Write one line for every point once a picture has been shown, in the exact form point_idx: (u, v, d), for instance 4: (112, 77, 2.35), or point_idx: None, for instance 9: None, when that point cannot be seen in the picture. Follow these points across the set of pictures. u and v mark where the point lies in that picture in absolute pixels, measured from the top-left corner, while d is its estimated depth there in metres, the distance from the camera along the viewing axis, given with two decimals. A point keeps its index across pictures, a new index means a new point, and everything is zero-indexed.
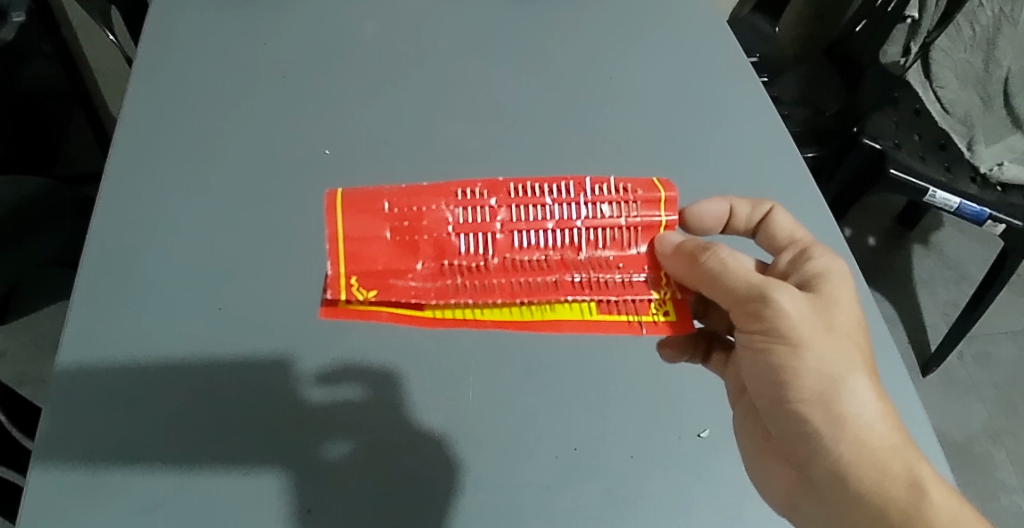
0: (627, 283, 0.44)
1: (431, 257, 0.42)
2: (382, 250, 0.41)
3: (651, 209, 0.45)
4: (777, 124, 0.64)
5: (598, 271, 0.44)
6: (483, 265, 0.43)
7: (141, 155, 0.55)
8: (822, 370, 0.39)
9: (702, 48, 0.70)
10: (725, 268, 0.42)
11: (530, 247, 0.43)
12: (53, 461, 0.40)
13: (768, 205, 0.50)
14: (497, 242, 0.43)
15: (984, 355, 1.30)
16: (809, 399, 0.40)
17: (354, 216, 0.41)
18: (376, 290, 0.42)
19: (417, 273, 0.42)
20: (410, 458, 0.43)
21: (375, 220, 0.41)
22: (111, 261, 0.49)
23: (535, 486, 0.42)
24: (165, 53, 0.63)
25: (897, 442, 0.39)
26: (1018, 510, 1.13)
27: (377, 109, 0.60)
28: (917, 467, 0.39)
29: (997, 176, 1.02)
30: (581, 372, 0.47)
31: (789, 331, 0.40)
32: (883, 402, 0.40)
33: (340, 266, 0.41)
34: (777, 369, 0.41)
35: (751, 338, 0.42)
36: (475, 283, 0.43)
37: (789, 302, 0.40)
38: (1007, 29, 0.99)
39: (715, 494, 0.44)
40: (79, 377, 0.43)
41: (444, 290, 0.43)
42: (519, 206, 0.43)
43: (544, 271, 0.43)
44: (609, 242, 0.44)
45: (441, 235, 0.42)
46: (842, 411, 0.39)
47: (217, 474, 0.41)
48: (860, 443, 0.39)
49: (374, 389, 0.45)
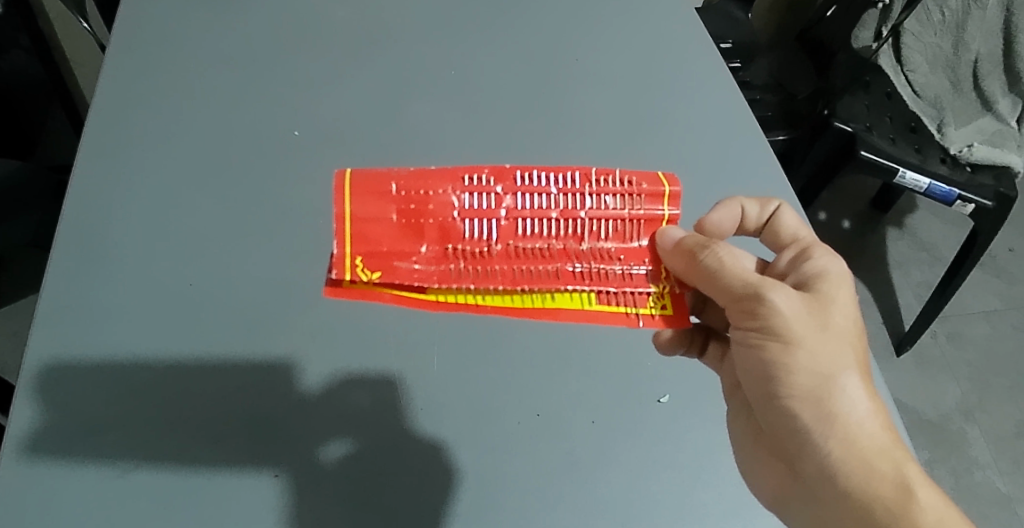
0: (627, 275, 0.45)
1: (437, 242, 0.43)
2: (389, 232, 0.42)
3: (654, 203, 0.46)
4: (736, 100, 0.66)
5: (598, 262, 0.44)
6: (486, 251, 0.43)
7: (112, 138, 0.57)
8: (813, 368, 0.41)
9: (663, 29, 0.71)
10: (723, 267, 0.43)
11: (533, 235, 0.44)
12: (30, 431, 0.42)
13: (776, 203, 0.51)
14: (502, 228, 0.43)
15: (958, 334, 1.32)
16: (801, 395, 0.41)
17: (362, 197, 0.42)
18: (381, 272, 0.42)
19: (421, 256, 0.43)
20: (377, 424, 0.45)
21: (381, 202, 0.43)
22: (86, 242, 0.51)
23: (498, 449, 0.44)
24: (135, 34, 0.64)
25: (886, 442, 0.41)
26: (990, 485, 1.16)
27: (344, 92, 0.62)
28: (904, 468, 0.40)
29: (966, 156, 1.06)
30: (545, 340, 0.49)
31: (783, 329, 0.41)
32: (873, 403, 0.41)
33: (346, 246, 0.42)
34: (769, 368, 0.42)
35: (746, 334, 0.44)
36: (477, 268, 0.43)
37: (784, 302, 0.42)
38: (977, 13, 1.01)
39: (674, 456, 0.45)
40: (56, 349, 0.45)
41: (446, 274, 0.43)
42: (525, 194, 0.44)
43: (545, 260, 0.44)
44: (612, 234, 0.45)
45: (446, 219, 0.43)
46: (832, 408, 0.41)
47: (189, 444, 0.43)
48: (849, 441, 0.41)
49: (344, 363, 0.47)
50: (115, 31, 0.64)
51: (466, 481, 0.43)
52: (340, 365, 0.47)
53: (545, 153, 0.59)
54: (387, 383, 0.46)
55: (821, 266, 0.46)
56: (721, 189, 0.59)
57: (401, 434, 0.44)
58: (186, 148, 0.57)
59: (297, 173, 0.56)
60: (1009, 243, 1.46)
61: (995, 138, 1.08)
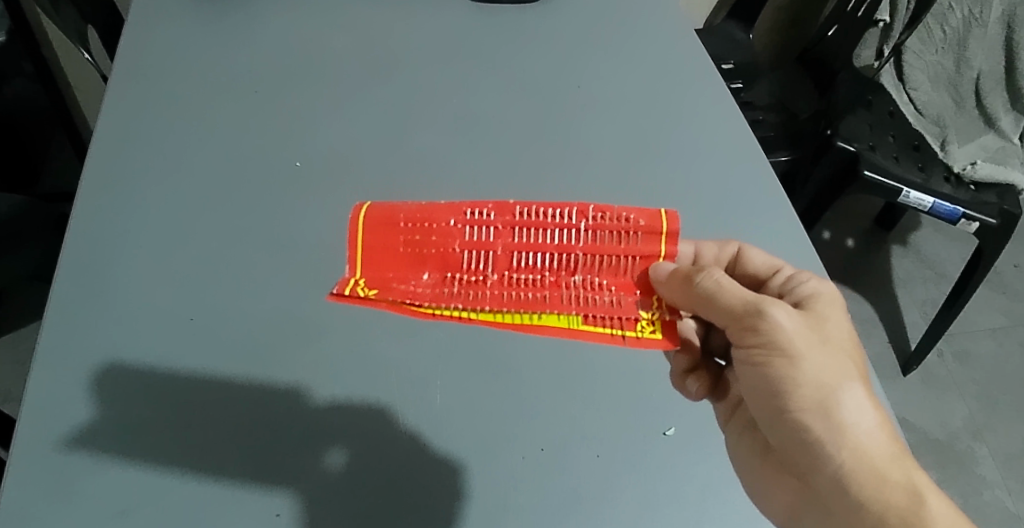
0: (617, 304, 0.43)
1: (438, 269, 0.42)
2: (393, 258, 0.42)
3: (652, 242, 0.43)
4: (741, 127, 0.66)
5: (588, 291, 0.43)
6: (481, 278, 0.42)
7: (116, 169, 0.57)
8: (818, 380, 0.40)
9: (665, 58, 0.71)
10: (719, 288, 0.42)
11: (526, 266, 0.42)
12: (28, 470, 0.41)
13: (736, 245, 0.51)
14: (496, 258, 0.42)
15: (965, 352, 1.31)
16: (809, 408, 0.41)
17: (372, 228, 0.42)
18: (378, 289, 0.41)
19: (422, 281, 0.42)
20: (382, 458, 0.44)
21: (391, 233, 0.42)
22: (87, 276, 0.50)
23: (503, 486, 0.43)
24: (139, 65, 0.64)
25: (895, 451, 0.40)
26: (1000, 505, 1.14)
27: (346, 123, 0.62)
28: (914, 475, 0.40)
29: (970, 175, 1.05)
30: (549, 372, 0.48)
31: (785, 342, 0.41)
32: (877, 413, 0.41)
33: (355, 267, 0.42)
34: (771, 382, 0.42)
35: (749, 353, 0.43)
36: (471, 295, 0.41)
37: (784, 317, 0.41)
38: (977, 30, 1.02)
39: (680, 490, 0.44)
40: (53, 386, 0.44)
41: (441, 296, 0.41)
42: (523, 228, 0.43)
43: (535, 288, 0.42)
44: (604, 269, 0.43)
45: (448, 249, 0.42)
46: (840, 419, 0.40)
47: (189, 484, 0.41)
48: (861, 452, 0.40)
49: (347, 398, 0.46)
50: (120, 63, 0.64)
51: (474, 518, 0.42)
52: (342, 401, 0.46)
53: (549, 182, 0.59)
54: (392, 416, 0.45)
55: (813, 288, 0.46)
56: (725, 218, 0.59)
57: (405, 470, 0.43)
58: (191, 177, 0.57)
59: (301, 204, 0.56)
60: (1015, 259, 1.46)
61: (997, 155, 1.08)
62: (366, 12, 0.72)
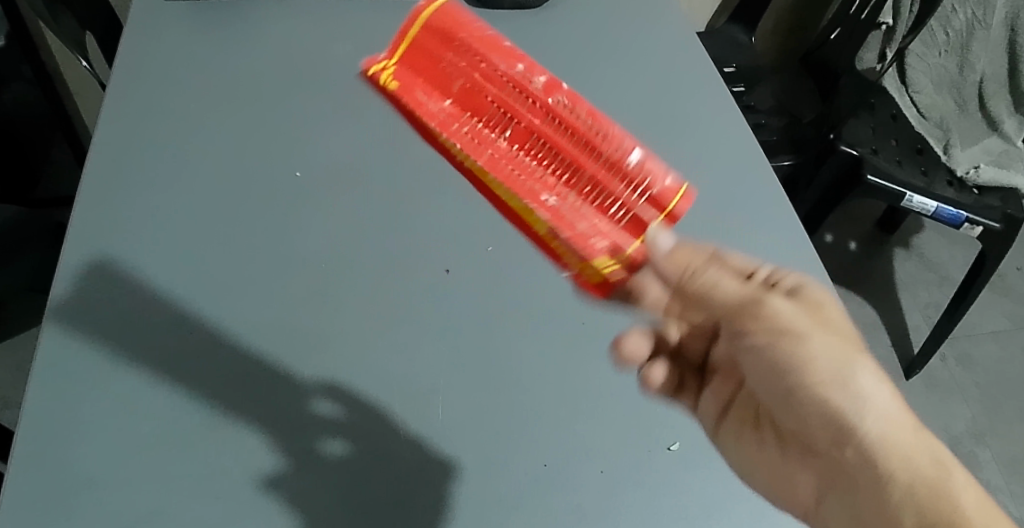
0: (583, 233, 0.41)
1: (460, 103, 0.44)
2: (436, 71, 0.45)
3: (654, 206, 0.42)
4: (747, 135, 0.65)
5: (566, 207, 0.41)
6: (492, 136, 0.43)
7: (116, 179, 0.56)
8: (823, 358, 0.35)
9: (671, 64, 0.70)
10: (717, 277, 0.38)
11: (536, 150, 0.43)
12: (23, 487, 0.40)
13: None
14: (517, 128, 0.43)
15: (968, 356, 1.31)
16: (819, 390, 0.35)
17: (433, 33, 0.45)
18: (399, 83, 0.46)
19: (445, 103, 0.45)
20: (382, 475, 0.43)
21: (443, 47, 0.45)
22: (85, 287, 0.49)
23: (507, 503, 0.43)
24: (139, 74, 0.64)
25: (919, 436, 0.34)
26: (1004, 510, 1.14)
27: (349, 132, 0.61)
28: (940, 457, 0.33)
29: (974, 178, 1.05)
30: (553, 386, 0.48)
31: (784, 323, 0.36)
32: (892, 393, 0.35)
33: (396, 52, 0.47)
34: (771, 354, 0.36)
35: (748, 340, 0.37)
36: (473, 141, 0.44)
37: (783, 303, 0.37)
38: (980, 33, 1.02)
39: (683, 505, 0.44)
40: (48, 403, 0.43)
41: (447, 124, 0.44)
42: (559, 116, 0.43)
43: (528, 170, 0.43)
44: (598, 203, 0.42)
45: (482, 85, 0.43)
46: (850, 398, 0.34)
47: (188, 503, 0.40)
48: (878, 434, 0.34)
49: (350, 412, 0.45)
50: (120, 72, 0.64)
51: None
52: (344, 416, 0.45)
53: None
54: (394, 432, 0.45)
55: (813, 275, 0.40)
56: (730, 227, 0.58)
57: (406, 488, 0.43)
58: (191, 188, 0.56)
59: (302, 216, 0.55)
60: (1017, 262, 1.46)
61: (1001, 158, 1.08)
62: (371, 20, 0.71)
